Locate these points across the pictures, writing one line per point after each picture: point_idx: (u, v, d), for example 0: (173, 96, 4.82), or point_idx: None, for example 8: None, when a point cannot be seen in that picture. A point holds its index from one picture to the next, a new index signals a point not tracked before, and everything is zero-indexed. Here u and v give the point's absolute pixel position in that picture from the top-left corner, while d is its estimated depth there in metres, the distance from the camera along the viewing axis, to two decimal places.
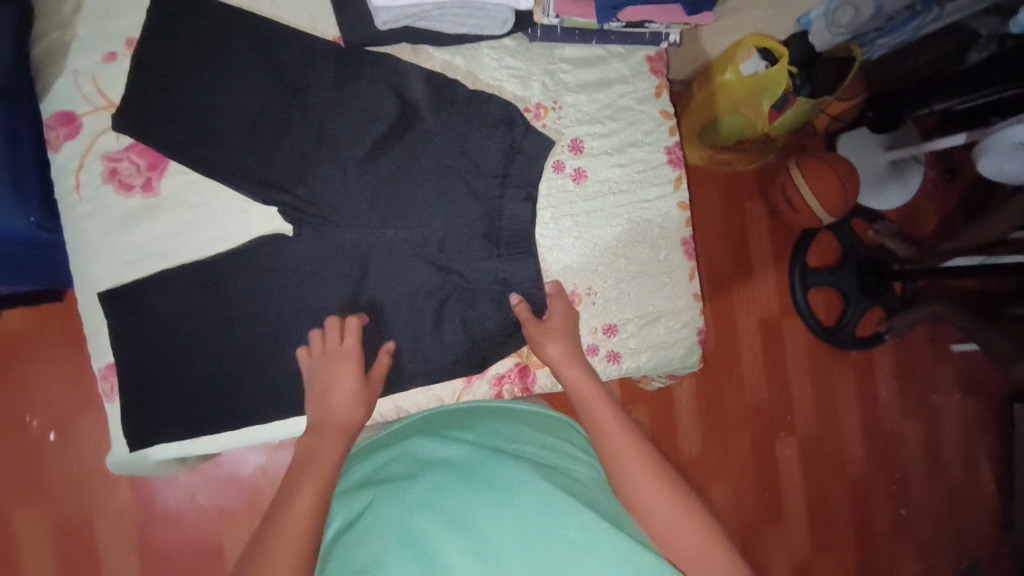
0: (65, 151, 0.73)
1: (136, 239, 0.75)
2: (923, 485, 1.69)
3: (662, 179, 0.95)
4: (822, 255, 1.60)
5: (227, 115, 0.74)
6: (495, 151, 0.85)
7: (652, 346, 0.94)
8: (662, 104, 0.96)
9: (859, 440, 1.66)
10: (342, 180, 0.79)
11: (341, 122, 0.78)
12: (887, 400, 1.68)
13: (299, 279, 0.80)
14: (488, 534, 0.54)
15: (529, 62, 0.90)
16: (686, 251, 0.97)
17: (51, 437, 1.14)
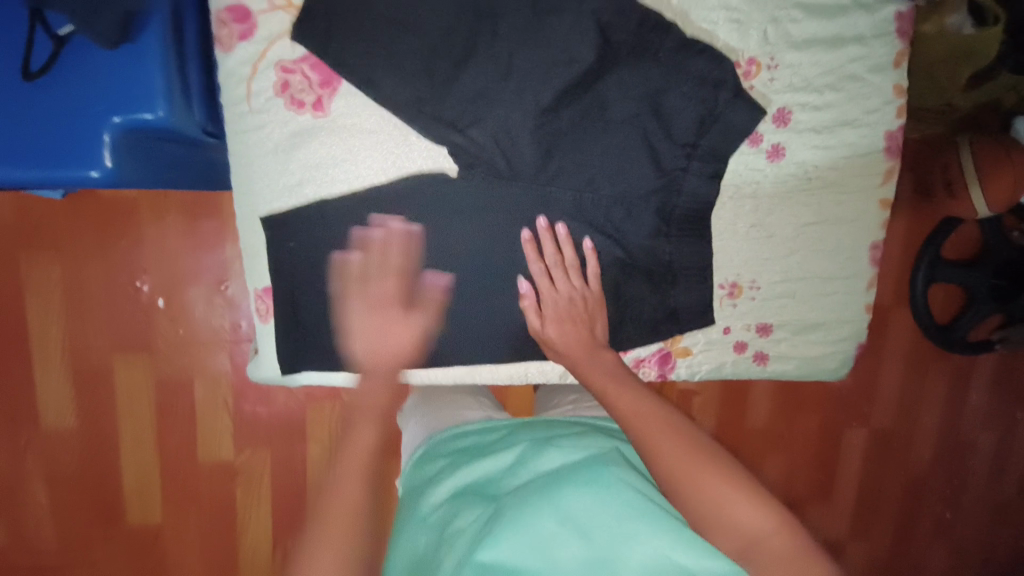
0: (237, 52, 0.65)
1: (299, 162, 0.69)
2: (980, 494, 1.59)
3: (869, 170, 0.81)
4: (958, 246, 1.42)
5: (414, 35, 0.66)
6: (691, 115, 0.74)
7: (804, 353, 0.86)
8: (898, 77, 0.78)
9: (932, 442, 1.54)
10: (520, 125, 0.70)
11: (534, 59, 0.68)
12: (976, 407, 1.54)
13: (457, 230, 0.73)
14: (595, 539, 0.58)
15: (756, 4, 0.74)
16: (872, 256, 0.84)
17: (160, 303, 1.08)
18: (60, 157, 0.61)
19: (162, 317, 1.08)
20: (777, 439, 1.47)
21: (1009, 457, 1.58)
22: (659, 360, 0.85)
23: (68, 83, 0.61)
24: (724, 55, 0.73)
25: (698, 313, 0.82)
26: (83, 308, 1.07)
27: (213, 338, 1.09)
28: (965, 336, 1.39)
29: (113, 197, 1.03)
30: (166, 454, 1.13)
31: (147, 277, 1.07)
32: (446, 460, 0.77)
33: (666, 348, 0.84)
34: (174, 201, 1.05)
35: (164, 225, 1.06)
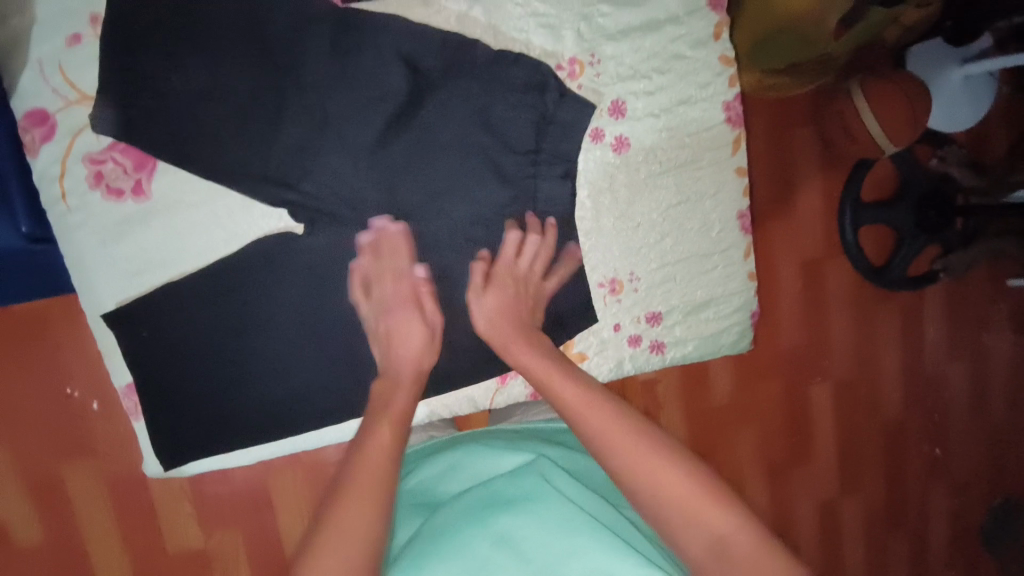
0: (43, 155, 0.65)
1: (137, 249, 0.69)
2: (958, 424, 1.57)
3: (718, 142, 0.82)
4: (874, 187, 1.38)
5: (220, 100, 0.66)
6: (523, 122, 0.74)
7: (700, 334, 0.86)
8: (722, 48, 0.80)
9: (898, 383, 1.50)
10: (352, 167, 0.70)
11: (353, 102, 0.69)
12: (934, 339, 1.52)
13: (311, 283, 0.73)
14: (525, 546, 0.56)
15: (562, 7, 0.75)
16: (742, 225, 0.85)
17: (94, 407, 0.88)
18: None
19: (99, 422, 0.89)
20: (745, 411, 1.40)
21: (978, 381, 1.56)
22: None
23: None
24: (540, 59, 0.74)
25: (581, 314, 0.80)
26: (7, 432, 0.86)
27: None
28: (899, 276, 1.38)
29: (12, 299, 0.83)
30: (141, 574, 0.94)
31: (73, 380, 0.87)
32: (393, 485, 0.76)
33: None
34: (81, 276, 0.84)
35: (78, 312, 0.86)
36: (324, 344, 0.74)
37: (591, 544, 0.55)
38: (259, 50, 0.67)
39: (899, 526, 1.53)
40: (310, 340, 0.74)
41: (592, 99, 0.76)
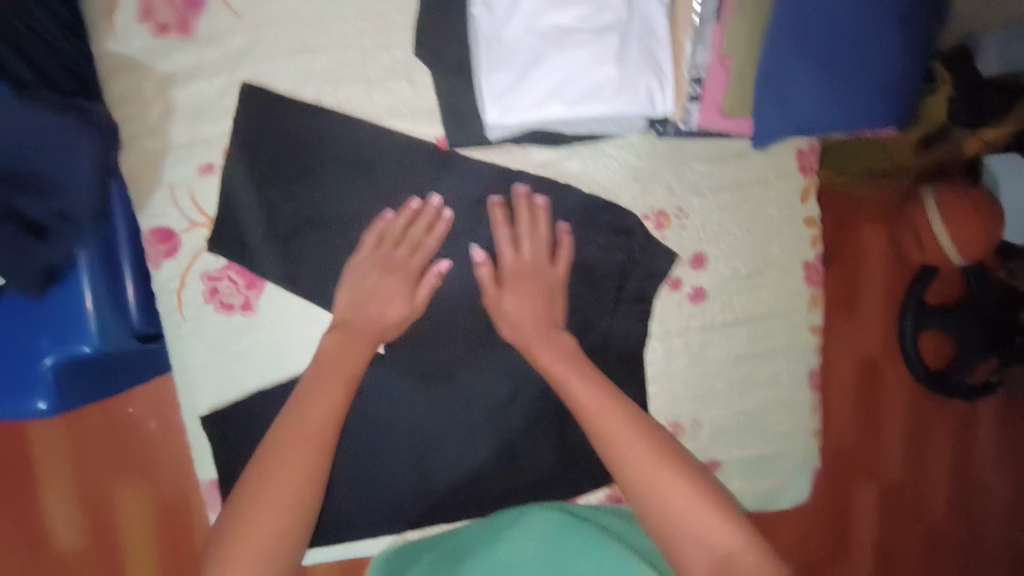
0: (165, 269, 0.69)
1: (234, 358, 0.72)
2: (1014, 548, 1.42)
3: (795, 298, 0.82)
4: (938, 293, 1.35)
5: (324, 230, 0.71)
6: (608, 262, 0.77)
7: (758, 487, 0.84)
8: (808, 210, 0.82)
9: (946, 492, 1.39)
10: (436, 297, 0.74)
11: (447, 218, 0.73)
12: (987, 451, 1.41)
13: (390, 406, 0.75)
14: None
15: (657, 163, 0.76)
16: (813, 382, 0.85)
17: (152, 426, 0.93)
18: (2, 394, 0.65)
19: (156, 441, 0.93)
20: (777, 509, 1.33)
21: None
22: None
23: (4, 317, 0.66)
24: (630, 207, 0.76)
25: None
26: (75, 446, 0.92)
27: None
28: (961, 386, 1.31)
29: None
30: None
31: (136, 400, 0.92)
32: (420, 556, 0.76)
33: (615, 494, 0.81)
34: None
35: None
36: (391, 464, 0.76)
37: None
38: (371, 188, 0.71)
39: None
40: (382, 451, 0.76)
41: (676, 252, 0.78)
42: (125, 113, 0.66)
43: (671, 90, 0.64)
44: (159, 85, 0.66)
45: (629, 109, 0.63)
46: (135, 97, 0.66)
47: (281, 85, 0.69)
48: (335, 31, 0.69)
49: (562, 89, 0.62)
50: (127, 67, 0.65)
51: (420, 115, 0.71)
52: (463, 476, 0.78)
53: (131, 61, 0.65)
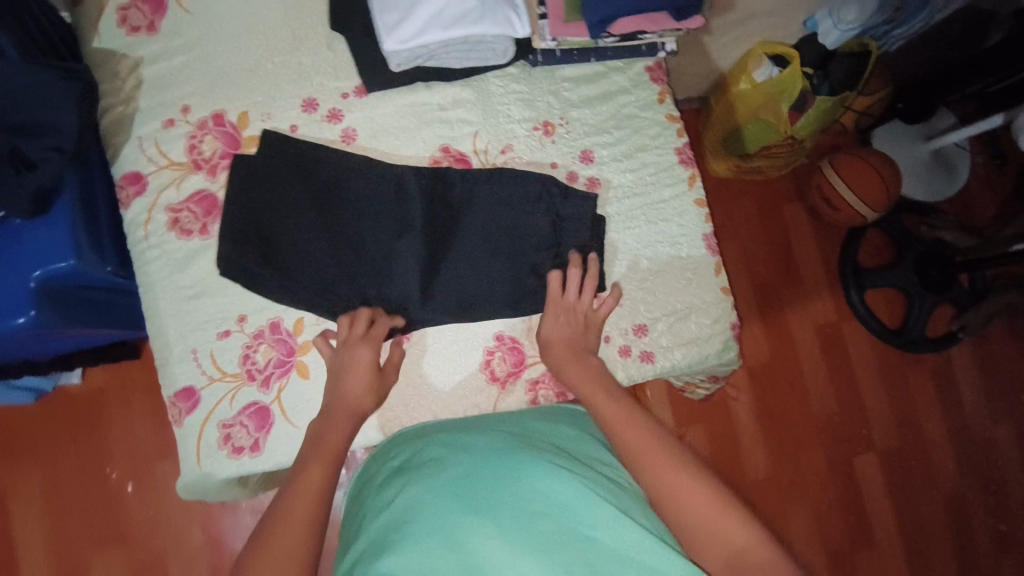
0: (135, 206, 0.83)
1: (199, 275, 0.83)
2: (953, 468, 1.82)
3: (675, 179, 0.97)
4: (875, 257, 1.88)
5: (289, 171, 0.86)
6: (531, 184, 0.91)
7: (685, 342, 0.93)
8: (666, 109, 0.99)
9: (890, 424, 1.83)
10: (384, 204, 0.87)
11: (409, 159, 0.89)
12: (916, 391, 1.86)
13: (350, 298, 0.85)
14: (478, 501, 0.62)
15: (533, 85, 0.96)
16: (709, 246, 0.97)
17: (127, 487, 1.38)
18: None
19: (130, 499, 1.38)
20: (785, 480, 1.75)
21: (960, 421, 1.85)
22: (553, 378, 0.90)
23: None
24: (543, 140, 0.94)
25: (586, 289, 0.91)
26: (66, 505, 1.37)
27: (183, 514, 1.39)
28: (918, 332, 1.81)
29: (89, 399, 1.40)
30: None
31: (115, 466, 1.39)
32: (386, 470, 0.75)
33: None
34: (136, 388, 1.42)
35: (129, 416, 1.41)
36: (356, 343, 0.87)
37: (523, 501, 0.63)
38: (314, 136, 0.89)
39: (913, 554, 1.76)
40: None
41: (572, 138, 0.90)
42: (106, 89, 0.85)
43: (524, 15, 0.87)
44: (131, 66, 0.86)
45: (492, 29, 0.85)
46: (113, 76, 0.86)
47: (218, 62, 0.87)
48: (265, 16, 0.90)
49: (435, 18, 0.84)
50: (105, 56, 0.86)
51: (338, 70, 0.90)
52: (414, 356, 0.88)
53: (109, 51, 0.86)
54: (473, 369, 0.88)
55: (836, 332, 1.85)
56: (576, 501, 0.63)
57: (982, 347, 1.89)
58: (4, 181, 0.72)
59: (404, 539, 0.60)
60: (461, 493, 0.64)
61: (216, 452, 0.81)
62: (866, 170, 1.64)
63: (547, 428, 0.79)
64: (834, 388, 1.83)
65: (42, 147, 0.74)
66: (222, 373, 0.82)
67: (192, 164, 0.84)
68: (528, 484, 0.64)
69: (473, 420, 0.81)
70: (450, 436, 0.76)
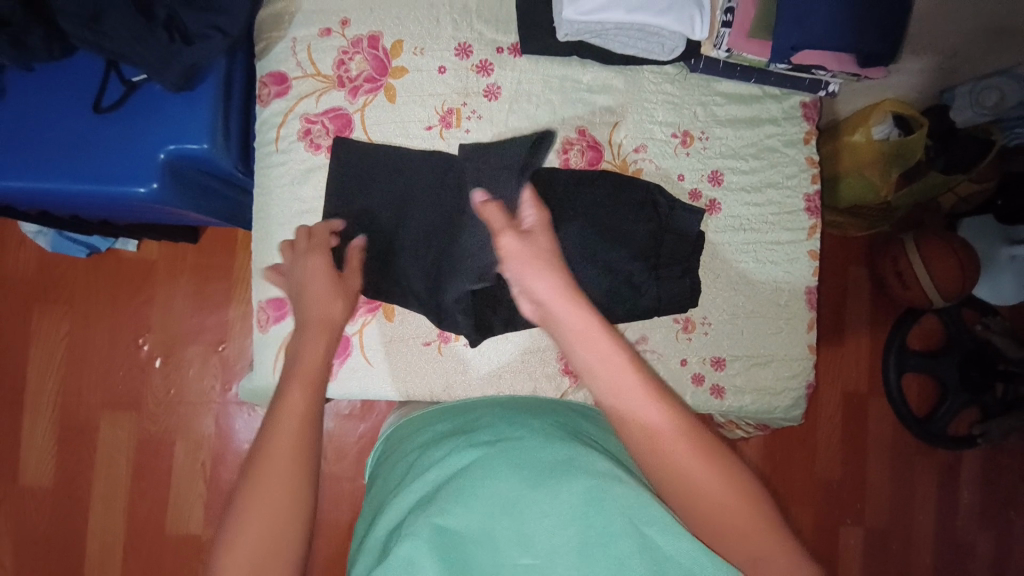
0: (273, 106, 0.82)
1: (314, 192, 0.83)
2: (931, 562, 1.85)
3: (796, 225, 0.95)
4: (924, 340, 1.83)
5: (420, 114, 0.85)
6: (647, 191, 0.89)
7: (757, 388, 0.92)
8: (809, 151, 0.96)
9: (885, 505, 1.84)
10: None
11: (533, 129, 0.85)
12: (922, 481, 1.86)
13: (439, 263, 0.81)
14: (535, 481, 0.56)
15: (685, 91, 0.93)
16: (808, 301, 0.95)
17: (156, 361, 1.41)
18: (111, 180, 0.74)
19: (155, 373, 1.41)
20: None
21: (954, 519, 1.86)
22: None
23: (124, 119, 0.76)
24: (675, 151, 0.92)
25: (681, 302, 0.89)
26: (97, 360, 1.40)
27: (201, 400, 1.41)
28: (941, 428, 1.78)
29: (140, 268, 1.42)
30: (154, 504, 1.40)
31: (148, 337, 1.41)
32: (431, 434, 0.70)
33: None
34: (183, 269, 1.43)
35: (171, 293, 1.43)
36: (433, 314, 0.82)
37: (579, 493, 0.55)
38: (458, 83, 0.86)
39: None
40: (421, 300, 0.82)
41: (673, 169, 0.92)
42: None
43: (707, 19, 0.83)
44: None
45: (674, 25, 0.82)
46: None
47: None
48: None
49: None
50: None
51: (500, 23, 0.87)
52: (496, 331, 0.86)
53: None
54: (548, 355, 0.88)
55: (862, 406, 1.84)
56: (640, 508, 0.54)
57: (998, 457, 1.88)
58: (163, 48, 0.71)
59: (443, 498, 0.56)
60: (515, 465, 0.58)
61: None
62: (948, 258, 1.57)
63: (599, 429, 0.71)
64: (841, 458, 1.83)
65: (206, 25, 0.72)
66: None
67: (337, 80, 0.83)
68: (605, 487, 0.55)
69: (522, 403, 0.75)
70: (507, 413, 0.70)
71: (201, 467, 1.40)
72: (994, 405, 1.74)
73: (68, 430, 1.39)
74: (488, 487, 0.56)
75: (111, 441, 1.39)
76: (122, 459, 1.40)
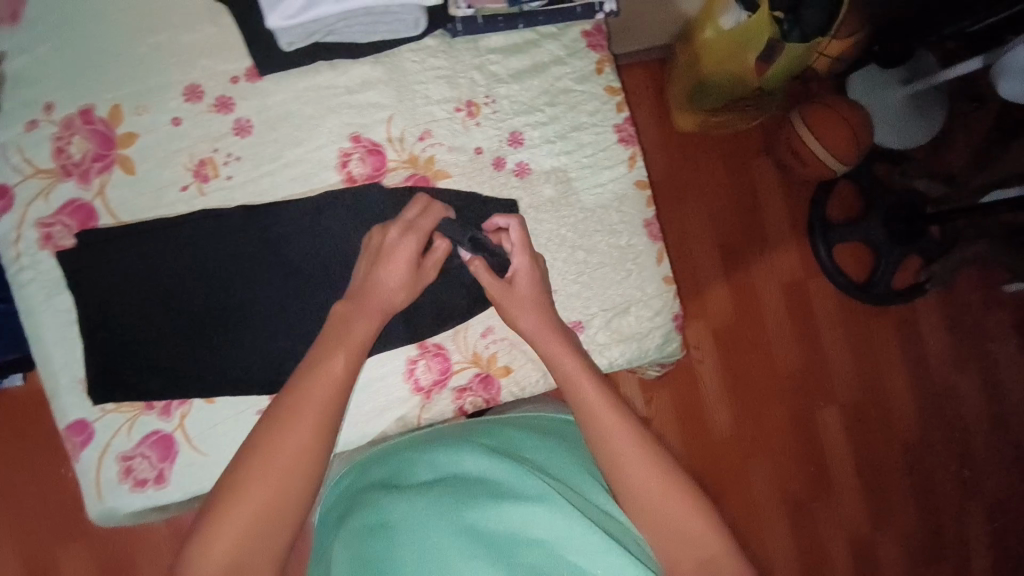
0: (2, 223, 0.74)
1: (95, 292, 0.76)
2: (913, 418, 1.78)
3: (613, 159, 0.89)
4: (843, 208, 1.75)
5: (168, 178, 0.77)
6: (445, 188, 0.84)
7: (622, 338, 0.88)
8: (605, 80, 0.89)
9: (850, 377, 1.76)
10: (292, 210, 0.80)
11: (308, 155, 0.81)
12: (882, 343, 1.79)
13: (263, 316, 0.80)
14: (466, 524, 0.61)
15: (454, 60, 0.85)
16: (651, 232, 0.90)
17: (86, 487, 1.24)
18: None
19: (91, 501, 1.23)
20: (751, 436, 1.70)
21: (925, 368, 1.80)
22: (480, 384, 0.85)
23: None
24: (461, 125, 0.86)
25: None
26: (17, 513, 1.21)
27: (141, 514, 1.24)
28: (884, 289, 1.71)
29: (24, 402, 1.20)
30: None
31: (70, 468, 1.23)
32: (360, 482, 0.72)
33: (483, 371, 0.85)
34: None
35: None
36: (279, 363, 0.80)
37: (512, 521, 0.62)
38: (202, 131, 0.78)
39: (871, 502, 1.73)
40: (260, 355, 0.80)
41: (472, 142, 0.86)
42: None
43: None
44: None
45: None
46: None
47: (85, 48, 0.76)
48: None
49: None
50: None
51: (225, 50, 0.79)
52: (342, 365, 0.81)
53: None
54: (394, 379, 0.83)
55: (804, 289, 1.74)
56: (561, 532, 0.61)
57: (951, 297, 1.82)
58: None
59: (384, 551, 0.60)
60: (446, 511, 0.62)
61: (116, 486, 0.76)
62: (837, 122, 1.49)
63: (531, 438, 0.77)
64: (799, 343, 1.74)
65: None
66: (117, 404, 0.77)
67: (61, 170, 0.75)
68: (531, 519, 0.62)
69: (456, 430, 0.79)
70: (435, 447, 0.73)
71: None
72: (932, 249, 1.67)
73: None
74: (419, 530, 0.61)
75: None
76: None
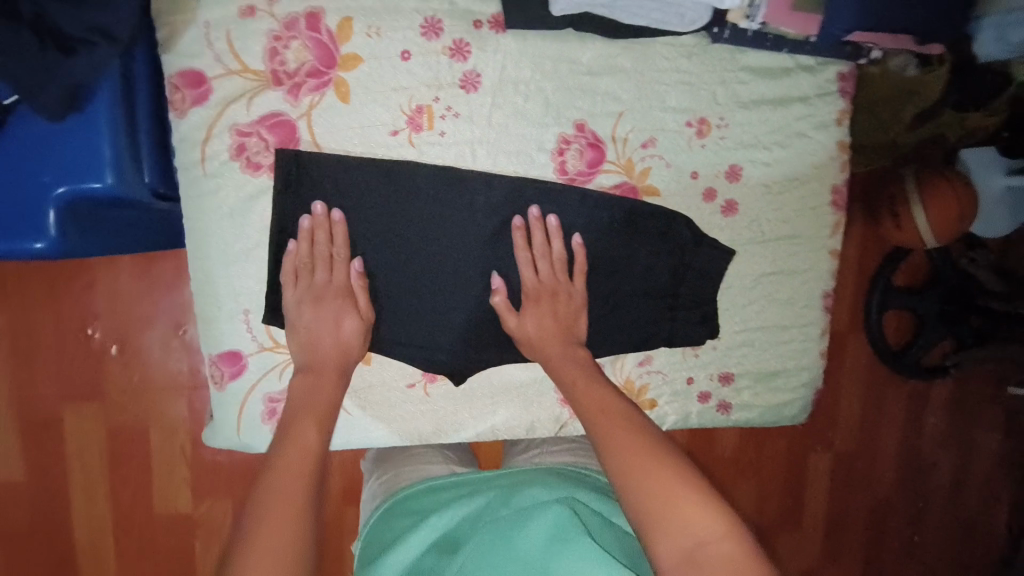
0: (192, 117, 0.65)
1: (275, 215, 0.68)
2: (901, 509, 1.45)
3: (819, 221, 0.84)
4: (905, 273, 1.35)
5: (380, 118, 0.69)
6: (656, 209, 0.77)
7: (766, 402, 0.88)
8: (842, 134, 0.83)
9: (858, 441, 1.40)
10: (492, 186, 0.72)
11: (530, 131, 0.73)
12: (899, 417, 1.42)
13: (441, 286, 0.73)
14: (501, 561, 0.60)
15: (706, 69, 0.76)
16: (825, 305, 0.88)
17: (112, 349, 1.04)
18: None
19: (115, 365, 1.04)
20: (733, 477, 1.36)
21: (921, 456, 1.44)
22: None
23: (9, 153, 0.61)
24: (688, 142, 0.78)
25: (693, 324, 0.82)
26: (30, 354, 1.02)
27: (170, 382, 1.05)
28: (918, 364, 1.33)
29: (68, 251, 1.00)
30: (121, 514, 1.07)
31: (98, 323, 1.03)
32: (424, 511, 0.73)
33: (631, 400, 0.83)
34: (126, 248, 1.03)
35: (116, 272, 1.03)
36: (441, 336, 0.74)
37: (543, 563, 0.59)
38: (428, 73, 0.69)
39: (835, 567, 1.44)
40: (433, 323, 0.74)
41: (693, 163, 0.78)
42: None
43: None
44: None
45: None
46: None
47: None
48: None
49: None
50: None
51: None
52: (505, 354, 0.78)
53: None
54: (525, 395, 0.80)
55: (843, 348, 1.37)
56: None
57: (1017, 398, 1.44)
58: (33, 59, 0.54)
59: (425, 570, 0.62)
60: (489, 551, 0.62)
61: (258, 425, 0.73)
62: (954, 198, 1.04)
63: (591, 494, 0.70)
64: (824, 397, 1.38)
65: (83, 25, 0.55)
66: (276, 342, 0.72)
67: (271, 76, 0.65)
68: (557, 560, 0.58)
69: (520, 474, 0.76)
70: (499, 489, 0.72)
71: (181, 453, 1.07)
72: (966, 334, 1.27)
73: (40, 432, 1.04)
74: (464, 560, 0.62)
75: (80, 442, 1.05)
76: (88, 489, 1.06)
